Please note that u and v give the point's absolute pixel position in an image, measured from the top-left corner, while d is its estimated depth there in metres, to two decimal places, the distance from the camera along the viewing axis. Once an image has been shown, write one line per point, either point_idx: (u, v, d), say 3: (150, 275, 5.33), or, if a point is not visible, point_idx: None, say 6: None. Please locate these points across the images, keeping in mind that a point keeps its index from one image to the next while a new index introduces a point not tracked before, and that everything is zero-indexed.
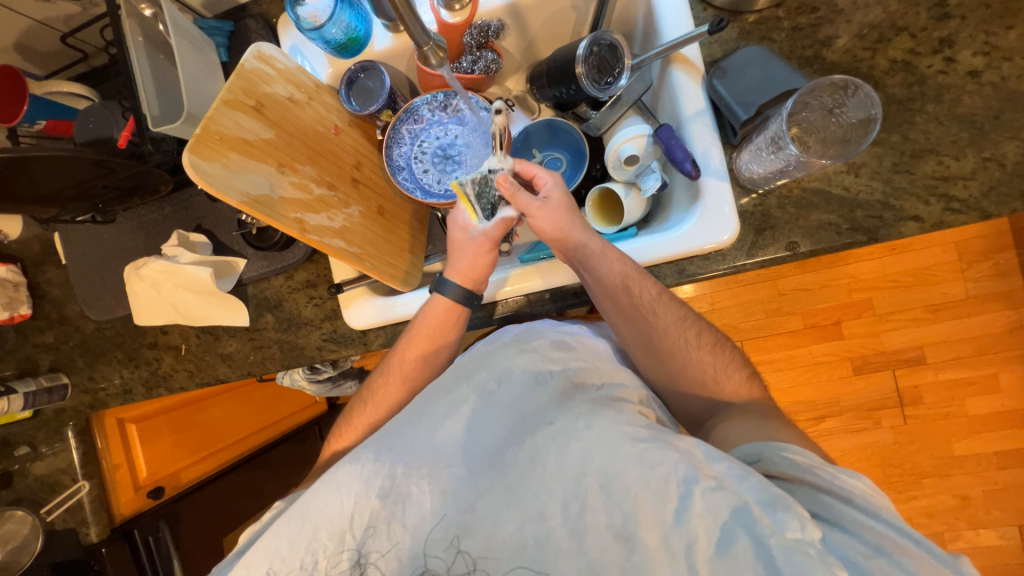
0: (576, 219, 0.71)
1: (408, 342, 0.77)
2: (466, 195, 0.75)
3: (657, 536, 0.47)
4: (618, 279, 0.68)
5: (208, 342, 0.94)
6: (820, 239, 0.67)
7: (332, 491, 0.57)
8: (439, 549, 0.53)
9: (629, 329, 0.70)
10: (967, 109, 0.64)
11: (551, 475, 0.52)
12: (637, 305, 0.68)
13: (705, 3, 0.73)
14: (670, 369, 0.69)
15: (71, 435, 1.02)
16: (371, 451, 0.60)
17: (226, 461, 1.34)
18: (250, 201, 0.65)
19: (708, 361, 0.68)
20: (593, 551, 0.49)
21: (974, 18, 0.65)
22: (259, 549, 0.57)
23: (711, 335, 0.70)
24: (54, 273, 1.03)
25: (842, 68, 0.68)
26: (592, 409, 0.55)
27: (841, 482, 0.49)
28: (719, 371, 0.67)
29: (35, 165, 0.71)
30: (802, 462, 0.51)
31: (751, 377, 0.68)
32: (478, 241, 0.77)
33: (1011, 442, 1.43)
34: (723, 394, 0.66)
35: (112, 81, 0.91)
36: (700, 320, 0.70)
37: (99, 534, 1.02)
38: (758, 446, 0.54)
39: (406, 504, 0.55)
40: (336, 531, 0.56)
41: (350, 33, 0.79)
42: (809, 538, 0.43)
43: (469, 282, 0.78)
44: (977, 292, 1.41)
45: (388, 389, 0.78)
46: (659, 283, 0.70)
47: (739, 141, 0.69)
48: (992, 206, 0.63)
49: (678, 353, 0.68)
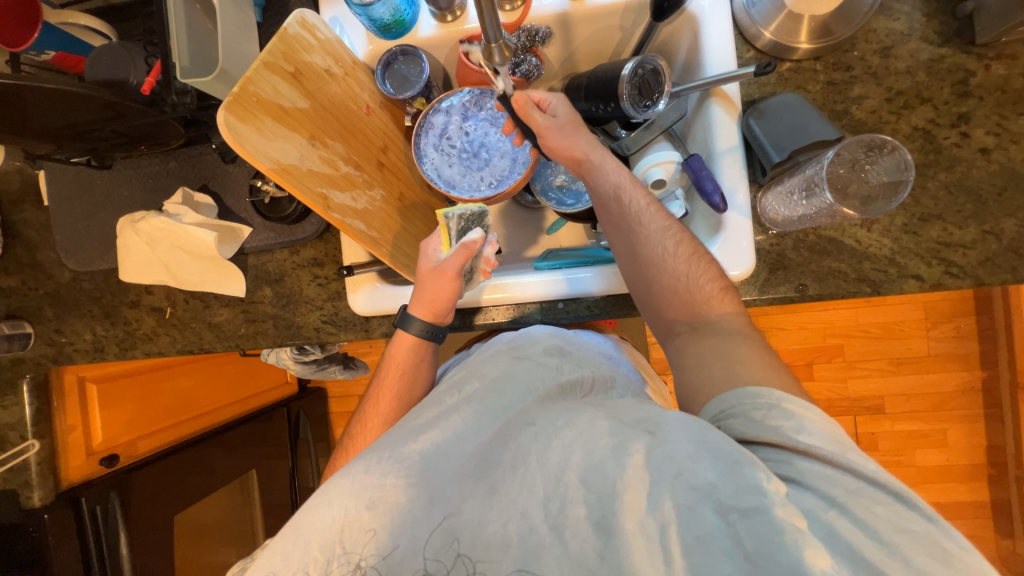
0: (584, 135, 0.72)
1: (381, 382, 0.77)
2: (449, 229, 0.74)
3: (635, 520, 0.44)
4: (609, 190, 0.69)
5: (196, 309, 0.90)
6: (828, 285, 0.71)
7: (323, 504, 0.51)
8: (437, 551, 0.48)
9: (614, 239, 0.68)
10: (975, 182, 0.68)
11: (532, 475, 0.49)
12: (623, 215, 0.67)
13: (749, 45, 0.76)
14: (646, 278, 0.65)
15: (25, 390, 0.94)
16: (365, 461, 0.53)
17: (190, 434, 1.26)
18: (279, 168, 0.62)
19: (683, 268, 0.63)
20: (574, 544, 0.45)
21: (991, 100, 0.69)
22: (252, 572, 0.50)
23: (692, 244, 0.65)
24: (32, 214, 0.96)
25: (867, 127, 0.72)
26: (570, 410, 0.54)
27: (798, 430, 0.46)
28: (693, 277, 0.62)
29: (42, 98, 0.66)
30: (763, 405, 0.48)
31: (728, 289, 0.62)
32: (439, 271, 0.73)
33: (951, 494, 1.52)
34: (692, 301, 0.62)
35: (131, 21, 0.86)
36: (690, 233, 0.67)
37: (42, 498, 0.95)
38: (717, 405, 0.52)
39: (396, 512, 0.50)
40: (325, 544, 0.50)
41: (398, 15, 0.77)
42: (773, 489, 0.41)
43: (431, 313, 0.76)
44: (939, 351, 1.49)
45: (367, 432, 0.75)
46: (650, 194, 0.69)
47: (767, 181, 0.72)
48: (985, 274, 0.68)
49: (655, 261, 0.64)
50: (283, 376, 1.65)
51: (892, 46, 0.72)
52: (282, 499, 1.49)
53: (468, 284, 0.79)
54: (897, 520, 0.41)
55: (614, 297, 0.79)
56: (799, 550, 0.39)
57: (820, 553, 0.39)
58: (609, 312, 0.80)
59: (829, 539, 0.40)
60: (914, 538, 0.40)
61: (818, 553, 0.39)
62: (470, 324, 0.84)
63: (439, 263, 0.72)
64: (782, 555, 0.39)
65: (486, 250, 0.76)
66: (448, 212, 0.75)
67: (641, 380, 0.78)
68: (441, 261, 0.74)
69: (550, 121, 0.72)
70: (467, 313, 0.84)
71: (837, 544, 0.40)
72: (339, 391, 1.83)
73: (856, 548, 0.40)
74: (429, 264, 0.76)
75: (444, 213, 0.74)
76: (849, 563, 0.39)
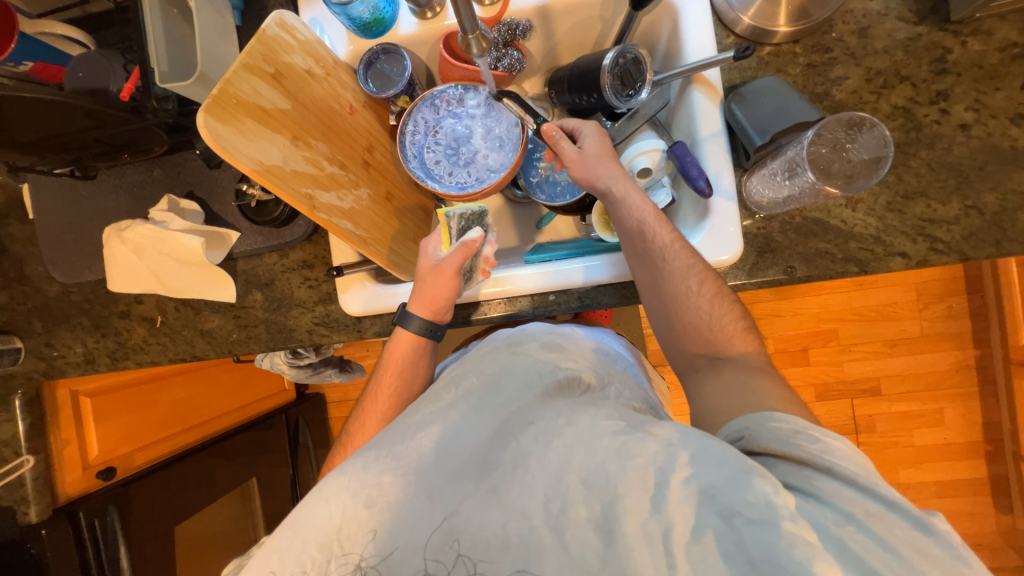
0: (610, 167, 0.71)
1: (378, 381, 0.77)
2: (449, 227, 0.75)
3: (637, 524, 0.44)
4: (633, 224, 0.69)
5: (187, 316, 0.89)
6: (816, 266, 0.71)
7: (320, 502, 0.51)
8: (436, 551, 0.48)
9: (637, 271, 0.69)
10: (956, 158, 0.69)
11: (533, 476, 0.49)
12: (647, 250, 0.67)
13: (728, 30, 0.77)
14: (669, 314, 0.67)
15: (17, 406, 0.93)
16: (362, 458, 0.53)
17: (187, 444, 1.25)
18: (262, 170, 0.62)
19: (706, 308, 0.65)
20: (575, 545, 0.45)
21: (968, 76, 0.69)
22: (250, 569, 0.50)
23: (716, 284, 0.65)
24: (18, 228, 0.95)
25: (848, 108, 0.72)
26: (572, 409, 0.55)
27: (824, 452, 0.46)
28: (715, 317, 0.64)
29: (19, 108, 0.66)
30: (786, 431, 0.49)
31: (750, 329, 0.65)
32: (439, 269, 0.73)
33: (949, 472, 1.54)
34: (713, 340, 0.65)
35: (110, 29, 0.86)
36: (713, 270, 0.67)
37: (38, 513, 0.94)
38: (742, 421, 0.53)
39: (395, 510, 0.50)
40: (324, 543, 0.50)
41: (377, 13, 0.77)
42: (781, 502, 0.41)
43: (431, 312, 0.76)
44: (931, 330, 1.50)
45: (364, 431, 0.75)
46: (675, 229, 0.68)
47: (751, 165, 0.73)
48: (970, 249, 0.68)
49: (679, 300, 0.65)
50: (281, 383, 1.64)
51: (869, 26, 0.72)
52: (284, 507, 1.49)
53: (467, 283, 0.79)
54: (918, 543, 0.40)
55: (607, 286, 0.79)
56: (810, 563, 0.38)
57: (830, 567, 0.38)
58: (601, 302, 0.80)
59: (838, 550, 0.39)
60: (933, 561, 0.39)
61: (829, 566, 0.38)
62: (463, 320, 0.84)
63: (438, 262, 0.72)
64: (787, 563, 0.38)
65: (486, 249, 0.77)
66: (450, 212, 0.76)
67: (636, 371, 0.78)
68: (441, 260, 0.74)
69: (578, 152, 0.73)
70: (461, 309, 0.84)
71: (846, 555, 0.39)
72: (337, 395, 1.83)
73: (870, 562, 0.39)
74: (429, 262, 0.76)
75: (446, 213, 0.76)
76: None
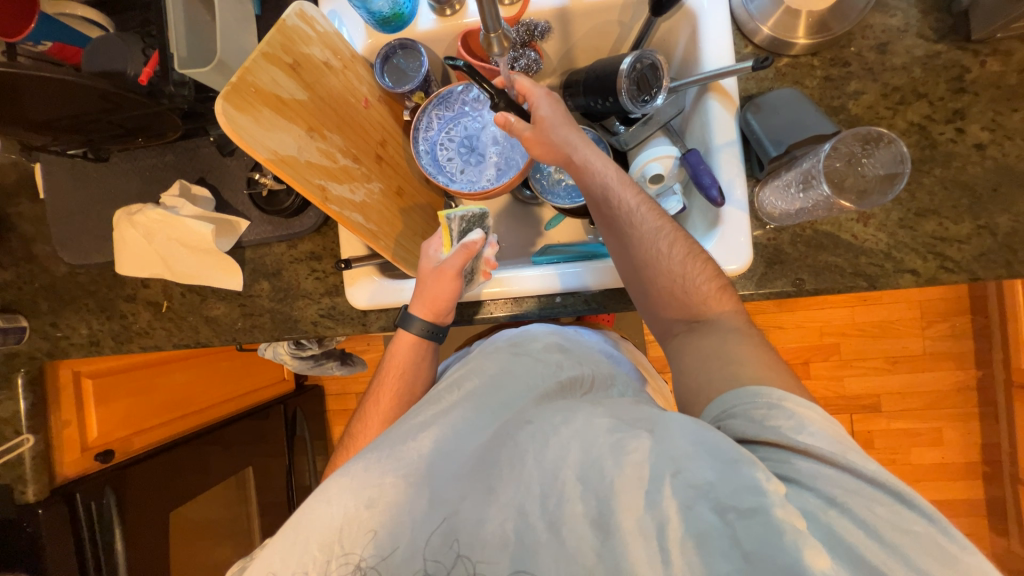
0: (572, 132, 0.70)
1: (380, 381, 0.77)
2: (450, 229, 0.75)
3: (633, 520, 0.44)
4: (598, 192, 0.68)
5: (192, 302, 0.89)
6: (824, 280, 0.71)
7: (323, 502, 0.51)
8: (436, 551, 0.47)
9: (609, 242, 0.68)
10: (970, 177, 0.69)
11: (530, 473, 0.49)
12: (614, 218, 0.67)
13: (747, 40, 0.77)
14: (644, 281, 0.66)
15: (19, 384, 0.92)
16: (364, 460, 0.53)
17: (185, 430, 1.25)
18: (277, 159, 0.63)
19: (678, 270, 0.64)
20: (571, 541, 0.45)
21: (985, 97, 0.69)
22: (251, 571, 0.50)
23: (687, 244, 0.65)
24: (28, 207, 0.95)
25: (863, 123, 0.72)
26: (569, 408, 0.55)
27: (798, 430, 0.46)
28: (688, 278, 0.63)
29: (38, 87, 0.66)
30: (762, 414, 0.49)
31: (724, 287, 0.63)
32: (440, 271, 0.73)
33: (946, 492, 1.53)
34: (689, 303, 0.63)
35: (128, 13, 0.86)
36: (683, 231, 0.67)
37: (36, 493, 0.94)
38: (718, 406, 0.53)
39: (395, 512, 0.49)
40: (325, 543, 0.49)
41: (397, 8, 0.77)
42: (772, 489, 0.41)
43: (432, 313, 0.76)
44: (934, 349, 1.50)
45: (366, 430, 0.75)
46: (640, 191, 0.68)
47: (764, 175, 0.73)
48: (980, 269, 0.68)
49: (651, 264, 0.64)
50: (280, 373, 1.64)
51: (888, 42, 0.72)
52: (279, 497, 1.49)
53: (468, 286, 0.79)
54: (898, 520, 0.40)
55: (611, 291, 0.79)
56: (798, 550, 0.39)
57: (820, 554, 0.38)
58: (607, 306, 0.80)
59: (828, 540, 0.40)
60: (915, 539, 0.40)
61: (817, 554, 0.38)
62: (468, 318, 0.84)
63: (439, 263, 0.72)
64: (781, 557, 0.38)
65: (487, 251, 0.77)
66: (451, 213, 0.75)
67: (640, 378, 0.78)
68: (442, 262, 0.74)
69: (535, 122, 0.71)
70: (466, 308, 0.84)
71: (834, 543, 0.40)
72: (336, 388, 1.83)
73: (858, 549, 0.39)
74: (430, 264, 0.76)
75: (446, 214, 0.75)
76: (848, 564, 0.39)
